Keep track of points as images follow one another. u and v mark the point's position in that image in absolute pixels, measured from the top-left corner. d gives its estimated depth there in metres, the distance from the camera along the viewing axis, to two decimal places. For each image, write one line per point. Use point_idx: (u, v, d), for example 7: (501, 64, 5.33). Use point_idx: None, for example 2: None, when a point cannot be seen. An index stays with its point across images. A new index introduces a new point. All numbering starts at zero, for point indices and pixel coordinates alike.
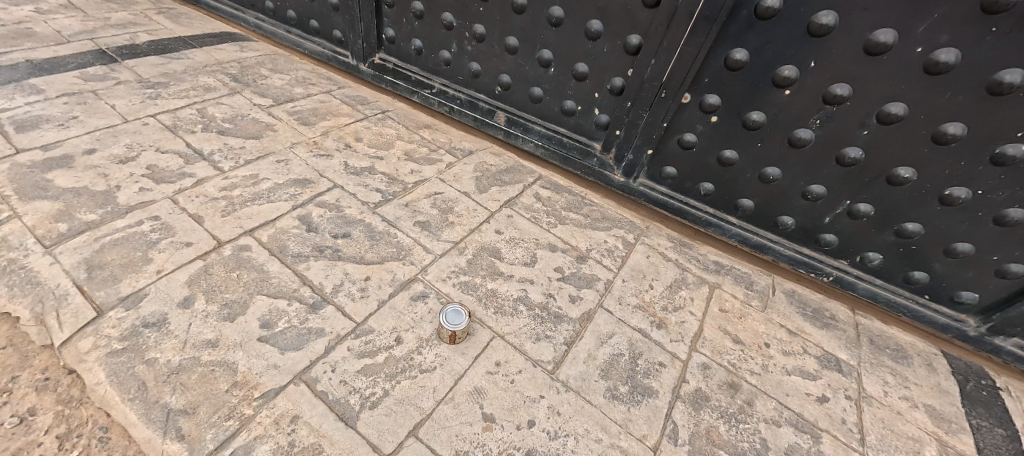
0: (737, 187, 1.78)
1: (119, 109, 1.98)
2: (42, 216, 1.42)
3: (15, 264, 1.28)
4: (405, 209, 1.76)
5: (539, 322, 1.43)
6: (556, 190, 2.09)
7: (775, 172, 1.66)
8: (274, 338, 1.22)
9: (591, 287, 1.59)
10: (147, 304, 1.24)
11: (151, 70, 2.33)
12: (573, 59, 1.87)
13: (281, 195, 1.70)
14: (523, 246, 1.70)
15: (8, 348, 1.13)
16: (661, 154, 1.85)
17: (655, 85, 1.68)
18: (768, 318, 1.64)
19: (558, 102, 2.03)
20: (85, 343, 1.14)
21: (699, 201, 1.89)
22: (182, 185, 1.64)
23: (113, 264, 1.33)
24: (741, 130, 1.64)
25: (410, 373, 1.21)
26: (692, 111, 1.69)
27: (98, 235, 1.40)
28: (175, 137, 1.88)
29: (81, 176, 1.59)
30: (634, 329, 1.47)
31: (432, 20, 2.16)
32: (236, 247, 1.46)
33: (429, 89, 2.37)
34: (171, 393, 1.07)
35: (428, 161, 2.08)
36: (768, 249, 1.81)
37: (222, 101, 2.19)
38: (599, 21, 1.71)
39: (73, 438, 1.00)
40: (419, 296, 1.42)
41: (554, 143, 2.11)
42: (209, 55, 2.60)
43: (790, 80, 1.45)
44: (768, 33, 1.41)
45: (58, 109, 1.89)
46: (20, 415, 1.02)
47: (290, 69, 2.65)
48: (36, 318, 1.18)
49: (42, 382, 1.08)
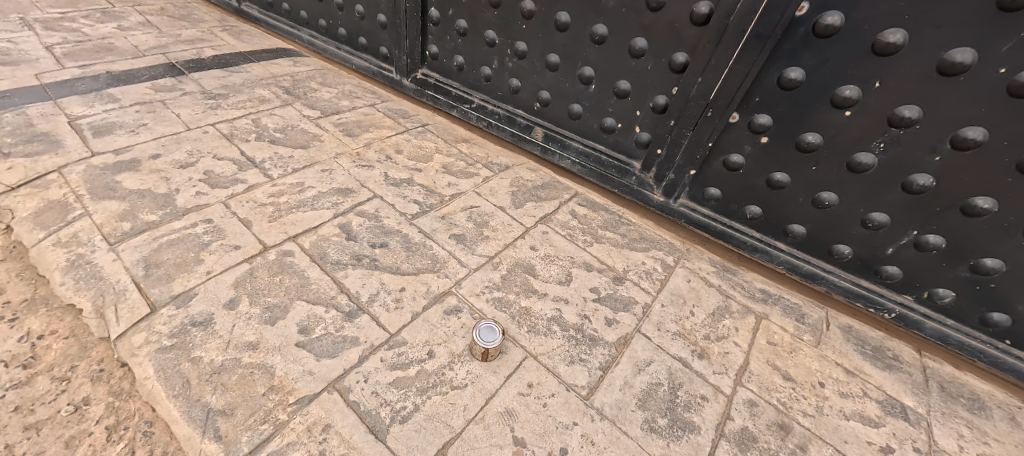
0: (787, 212, 1.68)
1: (183, 117, 2.12)
2: (110, 214, 1.53)
3: (84, 258, 1.38)
4: (441, 222, 1.77)
5: (572, 344, 1.38)
6: (592, 208, 2.05)
7: (831, 197, 1.56)
8: (310, 344, 1.24)
9: (628, 310, 1.53)
10: (197, 303, 1.29)
11: (214, 82, 2.50)
12: (615, 77, 1.85)
13: (324, 204, 1.75)
14: (558, 264, 1.67)
15: (71, 338, 1.23)
16: (704, 174, 1.78)
17: (701, 104, 1.63)
18: (821, 355, 1.52)
19: (597, 120, 2.00)
20: (138, 338, 1.19)
21: (744, 225, 1.80)
22: (235, 191, 1.73)
23: (168, 263, 1.40)
24: (794, 152, 1.56)
25: (441, 389, 1.19)
26: (740, 131, 1.62)
27: (158, 235, 1.49)
28: (231, 145, 1.99)
29: (145, 179, 1.70)
30: (674, 358, 1.40)
31: (475, 38, 2.20)
32: (280, 252, 1.51)
33: (468, 104, 2.40)
34: (212, 392, 1.10)
35: (465, 174, 2.10)
36: (821, 279, 1.69)
37: (275, 113, 2.30)
38: (643, 38, 1.69)
39: (121, 430, 1.07)
40: (453, 310, 1.41)
41: (591, 161, 2.08)
42: (266, 69, 2.76)
43: (851, 100, 1.36)
44: (826, 52, 1.34)
45: (131, 117, 2.05)
46: (76, 404, 1.10)
47: (338, 83, 2.77)
48: (96, 311, 1.26)
49: (97, 372, 1.16)
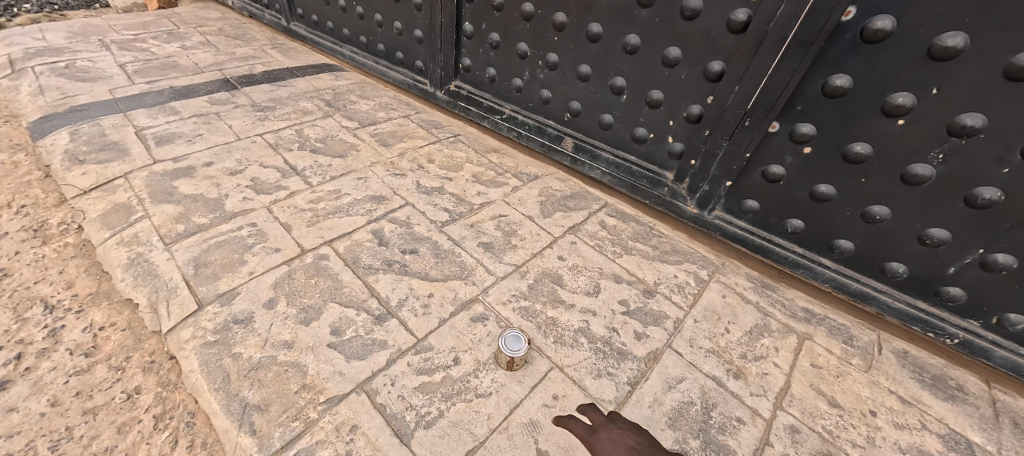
0: (833, 226, 1.58)
1: (234, 128, 2.27)
2: (166, 217, 1.65)
3: (142, 257, 1.49)
4: (470, 230, 1.79)
5: (600, 357, 1.35)
6: (622, 219, 2.02)
7: (883, 211, 1.46)
8: (341, 345, 1.28)
9: (659, 324, 1.49)
10: (239, 302, 1.37)
11: (263, 95, 2.66)
12: (647, 86, 1.83)
13: (358, 210, 1.82)
14: (586, 275, 1.64)
15: (127, 330, 1.33)
16: (742, 185, 1.72)
17: (738, 113, 1.58)
18: (872, 381, 1.41)
19: (628, 130, 1.98)
20: (185, 333, 1.27)
21: (786, 239, 1.71)
22: (277, 197, 1.82)
23: (215, 263, 1.48)
24: (841, 163, 1.47)
25: (466, 396, 1.19)
26: (780, 141, 1.56)
27: (208, 237, 1.59)
28: (276, 153, 2.11)
29: (199, 185, 1.83)
30: (707, 376, 1.34)
31: (507, 50, 2.24)
32: (316, 256, 1.57)
33: (499, 115, 2.44)
34: (249, 388, 1.16)
35: (494, 183, 2.12)
36: (872, 299, 1.58)
37: (316, 124, 2.42)
38: (677, 47, 1.66)
39: (166, 419, 1.14)
40: (479, 318, 1.42)
41: (622, 171, 2.05)
42: (309, 83, 2.91)
43: (904, 108, 1.28)
44: (875, 58, 1.27)
45: (189, 128, 2.22)
46: (128, 392, 1.18)
47: (375, 95, 2.89)
48: (151, 306, 1.35)
49: (149, 363, 1.25)
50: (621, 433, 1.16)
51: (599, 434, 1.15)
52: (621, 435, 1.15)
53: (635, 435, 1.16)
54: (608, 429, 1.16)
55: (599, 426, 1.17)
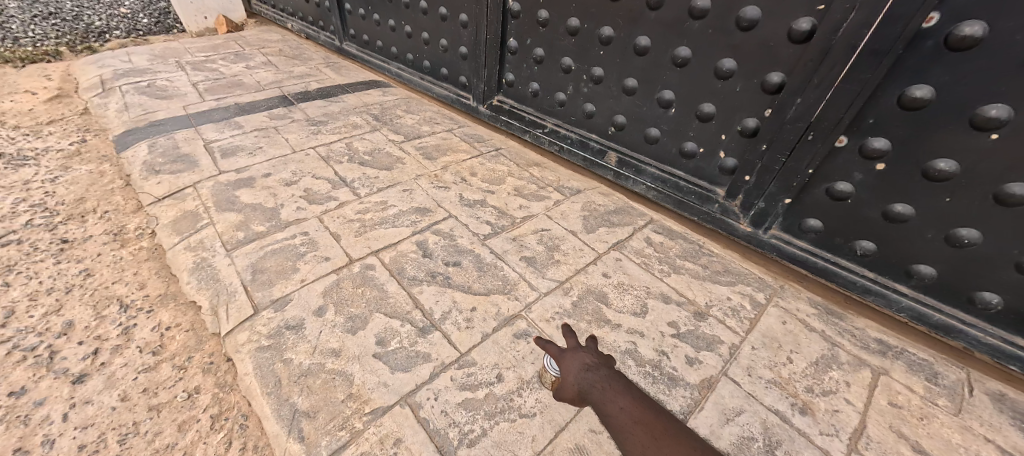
0: (911, 250, 1.44)
1: (291, 141, 2.40)
2: (228, 224, 1.75)
3: (206, 262, 1.58)
4: (512, 243, 1.78)
5: (649, 382, 1.28)
6: (669, 236, 1.94)
7: (971, 234, 1.32)
8: (386, 356, 1.29)
9: (713, 350, 1.40)
10: (291, 308, 1.41)
11: (317, 111, 2.81)
12: (698, 100, 1.76)
13: (403, 222, 1.85)
14: (632, 294, 1.58)
15: (190, 331, 1.40)
16: (803, 203, 1.61)
17: (800, 127, 1.48)
18: (963, 426, 1.25)
19: (676, 144, 1.91)
20: (242, 336, 1.33)
21: (854, 262, 1.58)
22: (328, 207, 1.89)
23: (270, 270, 1.55)
24: (921, 181, 1.35)
25: (510, 416, 1.16)
26: (848, 156, 1.45)
27: (264, 244, 1.67)
28: (327, 166, 2.20)
29: (258, 194, 1.93)
30: (769, 410, 1.24)
31: (551, 65, 2.24)
32: (363, 265, 1.61)
33: (540, 129, 2.43)
34: (299, 394, 1.18)
35: (536, 197, 2.11)
36: (959, 332, 1.41)
37: (365, 137, 2.52)
38: (732, 59, 1.60)
39: (222, 420, 1.19)
40: (522, 334, 1.39)
41: (669, 186, 1.98)
42: (359, 99, 3.04)
43: (998, 121, 1.16)
44: (962, 66, 1.17)
45: (250, 141, 2.36)
46: (189, 391, 1.24)
47: (420, 110, 2.97)
48: (212, 309, 1.42)
49: (208, 364, 1.31)
50: (584, 352, 1.34)
51: (567, 351, 1.34)
52: (584, 355, 1.33)
53: (596, 356, 1.34)
54: (574, 348, 1.34)
55: (569, 347, 1.35)
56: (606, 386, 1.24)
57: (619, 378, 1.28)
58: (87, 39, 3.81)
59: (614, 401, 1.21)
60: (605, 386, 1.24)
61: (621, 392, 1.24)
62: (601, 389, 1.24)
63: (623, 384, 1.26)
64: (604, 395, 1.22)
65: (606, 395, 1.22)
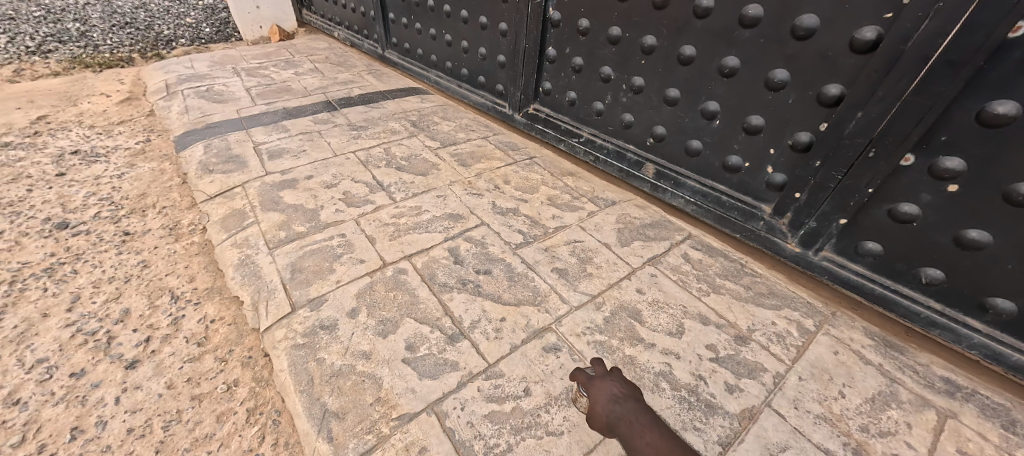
0: (986, 281, 1.31)
1: (333, 145, 2.48)
2: (271, 224, 1.82)
3: (249, 259, 1.65)
4: (544, 254, 1.76)
5: (684, 408, 1.22)
6: (708, 253, 1.85)
7: None
8: (415, 362, 1.29)
9: (755, 377, 1.32)
10: (325, 308, 1.45)
11: (359, 116, 2.90)
12: (745, 111, 1.68)
13: (436, 227, 1.87)
14: (667, 312, 1.52)
15: (232, 325, 1.46)
16: (861, 225, 1.49)
17: (860, 142, 1.39)
18: None
19: (720, 157, 1.84)
20: (279, 333, 1.37)
21: (917, 291, 1.45)
22: (365, 210, 1.94)
23: (308, 270, 1.60)
24: (1002, 205, 1.22)
25: (536, 432, 1.14)
26: (915, 175, 1.34)
27: (304, 244, 1.72)
28: (366, 170, 2.26)
29: (300, 196, 2.01)
30: (817, 448, 1.15)
31: (590, 74, 2.21)
32: (396, 269, 1.63)
33: (576, 138, 2.41)
34: (330, 394, 1.20)
35: (570, 207, 2.07)
36: None
37: (403, 143, 2.57)
38: (785, 69, 1.52)
39: (257, 414, 1.22)
40: (551, 348, 1.36)
41: (711, 201, 1.90)
42: (398, 105, 3.13)
43: None
44: None
45: (295, 144, 2.47)
46: (228, 384, 1.29)
47: (457, 117, 3.02)
48: (252, 304, 1.48)
49: (246, 358, 1.36)
50: (613, 381, 1.16)
51: (595, 379, 1.18)
52: (612, 384, 1.15)
53: (625, 386, 1.14)
54: (602, 376, 1.18)
55: (597, 374, 1.19)
56: (634, 420, 1.04)
57: (649, 412, 1.06)
58: (156, 47, 4.13)
59: (640, 436, 0.99)
60: (633, 419, 1.04)
61: (650, 428, 1.01)
62: (629, 423, 1.03)
63: (653, 419, 1.04)
64: (631, 430, 1.01)
65: (633, 430, 1.01)
